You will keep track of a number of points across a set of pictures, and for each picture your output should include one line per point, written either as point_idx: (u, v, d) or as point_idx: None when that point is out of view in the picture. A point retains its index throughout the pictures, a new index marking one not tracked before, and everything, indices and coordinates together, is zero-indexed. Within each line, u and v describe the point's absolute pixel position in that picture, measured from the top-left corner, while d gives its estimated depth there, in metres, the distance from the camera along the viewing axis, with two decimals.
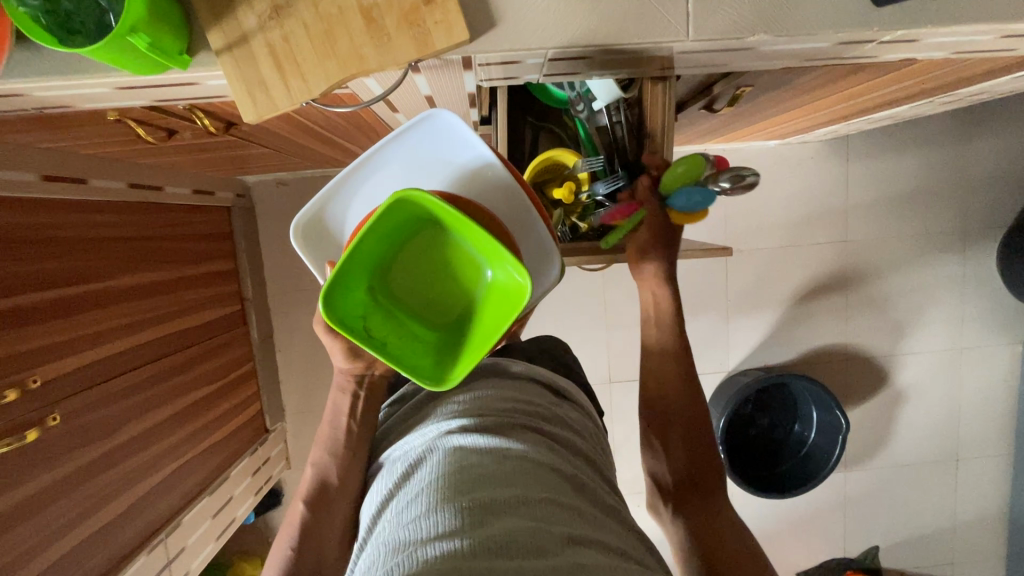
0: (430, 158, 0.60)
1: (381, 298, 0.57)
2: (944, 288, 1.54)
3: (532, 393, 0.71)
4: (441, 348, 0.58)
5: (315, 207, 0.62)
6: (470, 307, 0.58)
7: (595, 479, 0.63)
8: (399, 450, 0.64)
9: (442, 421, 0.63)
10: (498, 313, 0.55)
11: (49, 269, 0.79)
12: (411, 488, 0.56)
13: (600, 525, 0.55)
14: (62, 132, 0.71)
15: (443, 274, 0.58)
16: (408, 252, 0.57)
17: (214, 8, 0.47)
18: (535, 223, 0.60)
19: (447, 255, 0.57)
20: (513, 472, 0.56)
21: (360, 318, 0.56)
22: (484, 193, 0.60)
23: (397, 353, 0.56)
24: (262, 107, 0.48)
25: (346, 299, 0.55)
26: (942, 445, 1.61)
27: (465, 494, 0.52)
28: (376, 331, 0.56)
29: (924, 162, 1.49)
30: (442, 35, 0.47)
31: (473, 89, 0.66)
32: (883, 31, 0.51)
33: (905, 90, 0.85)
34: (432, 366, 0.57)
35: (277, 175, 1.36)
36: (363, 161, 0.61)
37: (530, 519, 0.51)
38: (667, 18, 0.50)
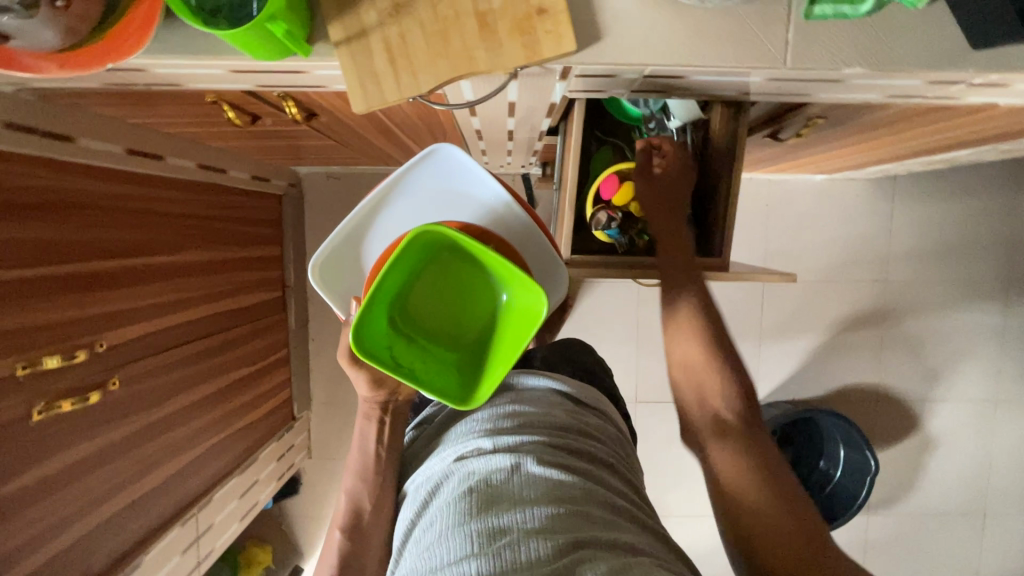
0: (431, 194, 0.63)
1: (403, 326, 0.59)
2: (982, 337, 1.52)
3: (551, 406, 0.71)
4: (465, 368, 0.60)
5: (327, 251, 0.63)
6: (488, 329, 0.60)
7: (609, 483, 0.63)
8: (425, 468, 0.66)
9: (461, 443, 0.64)
10: (519, 332, 0.58)
11: (122, 239, 0.81)
12: (432, 513, 0.59)
13: (615, 528, 0.56)
14: (158, 109, 0.74)
15: (460, 298, 0.60)
16: (428, 282, 0.59)
17: (339, 3, 0.49)
18: (539, 240, 0.63)
19: (466, 282, 0.60)
20: (525, 490, 0.57)
21: (386, 348, 0.57)
22: (493, 216, 0.63)
23: (423, 378, 0.57)
24: (372, 97, 0.50)
25: (372, 331, 0.56)
26: (970, 498, 1.57)
27: (479, 516, 0.54)
28: (403, 359, 0.57)
29: (972, 208, 1.48)
30: (551, 44, 0.49)
31: (557, 99, 0.68)
32: (976, 73, 0.52)
33: (974, 134, 0.85)
34: (456, 388, 0.58)
35: (329, 168, 1.40)
36: (374, 200, 0.63)
37: (545, 536, 0.52)
38: (765, 45, 0.51)
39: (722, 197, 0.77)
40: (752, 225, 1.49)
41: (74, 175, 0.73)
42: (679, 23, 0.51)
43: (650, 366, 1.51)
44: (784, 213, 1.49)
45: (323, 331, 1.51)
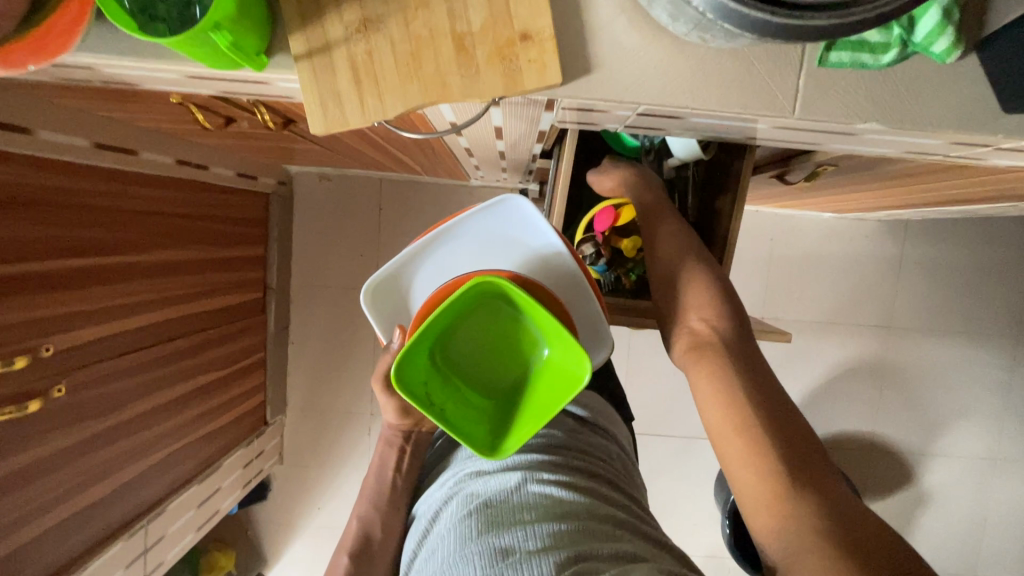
0: (488, 238, 0.64)
1: (442, 365, 0.58)
2: (985, 392, 1.47)
3: (556, 422, 0.70)
4: (494, 418, 0.58)
5: (384, 275, 0.65)
6: (523, 383, 0.59)
7: (613, 498, 0.62)
8: (432, 492, 0.67)
9: (460, 468, 0.66)
10: (554, 393, 0.56)
11: (80, 237, 0.76)
12: (434, 539, 0.59)
13: (622, 539, 0.55)
14: (123, 105, 0.69)
15: (503, 345, 0.59)
16: (472, 325, 0.58)
17: (302, 13, 0.44)
18: (586, 297, 0.62)
19: (509, 330, 0.58)
20: (525, 508, 0.56)
21: (422, 385, 0.56)
22: (546, 267, 0.62)
23: (453, 421, 0.56)
24: (332, 119, 0.46)
25: (412, 365, 0.55)
26: (961, 557, 1.51)
27: (479, 539, 0.54)
28: (436, 399, 0.56)
29: (984, 258, 1.43)
30: (534, 75, 0.44)
31: (547, 127, 0.63)
32: (1004, 137, 0.47)
33: (994, 191, 0.80)
34: (484, 436, 0.57)
35: (322, 169, 1.36)
36: (433, 235, 0.64)
37: (547, 555, 0.51)
38: (773, 91, 0.46)
39: (725, 216, 0.71)
40: (754, 259, 1.44)
41: (32, 169, 0.69)
42: (678, 60, 0.46)
43: (640, 396, 1.46)
44: (788, 248, 1.43)
45: (304, 335, 1.46)
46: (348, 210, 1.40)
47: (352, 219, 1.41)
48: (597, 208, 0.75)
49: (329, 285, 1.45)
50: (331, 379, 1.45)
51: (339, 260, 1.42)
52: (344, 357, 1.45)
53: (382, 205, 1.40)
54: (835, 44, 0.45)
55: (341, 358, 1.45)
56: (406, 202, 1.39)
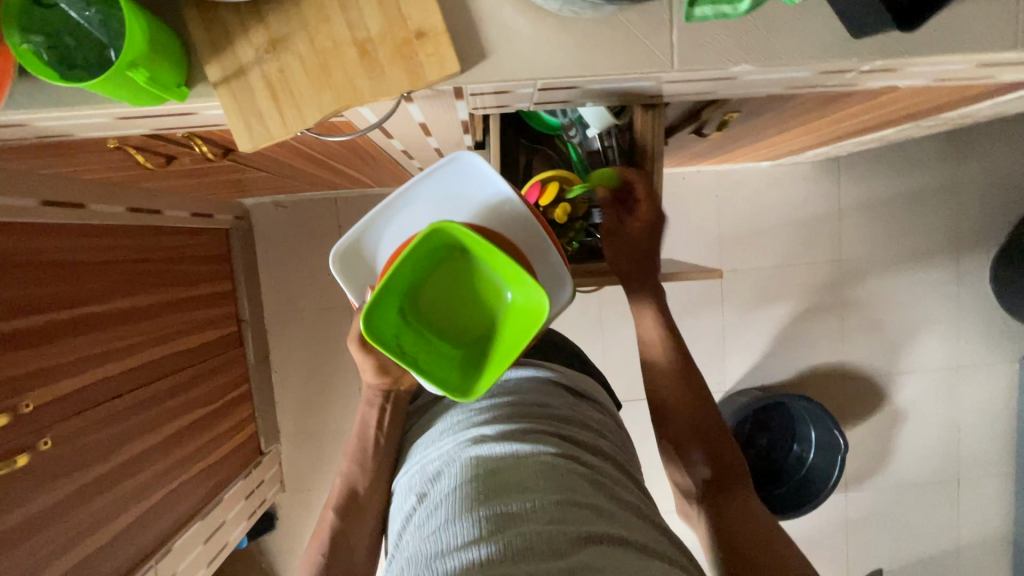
0: (449, 194, 0.69)
1: (410, 317, 0.62)
2: (938, 304, 1.56)
3: (555, 401, 0.76)
4: (466, 359, 0.63)
5: (352, 239, 0.70)
6: (491, 327, 0.64)
7: (615, 476, 0.69)
8: (425, 458, 0.71)
9: (460, 434, 0.69)
10: (518, 331, 0.61)
11: (42, 294, 0.79)
12: (432, 499, 0.62)
13: (621, 521, 0.60)
14: (62, 159, 0.72)
15: (468, 295, 0.64)
16: (438, 279, 0.64)
17: (212, 42, 0.48)
18: (549, 251, 0.67)
19: (472, 281, 0.63)
20: (532, 479, 0.61)
21: (393, 336, 0.61)
22: (501, 217, 0.68)
23: (426, 366, 0.61)
24: (257, 135, 0.50)
25: (381, 317, 0.60)
26: (943, 464, 1.61)
27: (485, 503, 0.57)
28: (408, 347, 0.61)
29: (914, 182, 1.52)
30: (434, 67, 0.49)
31: (466, 116, 0.68)
32: (859, 60, 0.53)
33: (888, 117, 0.87)
34: (457, 379, 0.62)
35: (276, 198, 1.39)
36: (395, 197, 0.69)
37: (547, 522, 0.56)
38: (651, 50, 0.52)
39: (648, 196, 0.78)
40: (704, 217, 1.50)
41: None
42: (562, 35, 0.51)
43: (620, 365, 1.51)
44: (734, 201, 1.50)
45: (286, 362, 1.49)
46: (309, 233, 1.44)
47: (314, 242, 1.44)
48: (527, 187, 0.78)
49: (301, 309, 1.47)
50: (320, 400, 1.48)
51: (308, 283, 1.45)
52: (328, 376, 1.47)
53: (341, 223, 1.43)
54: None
55: (325, 378, 1.47)
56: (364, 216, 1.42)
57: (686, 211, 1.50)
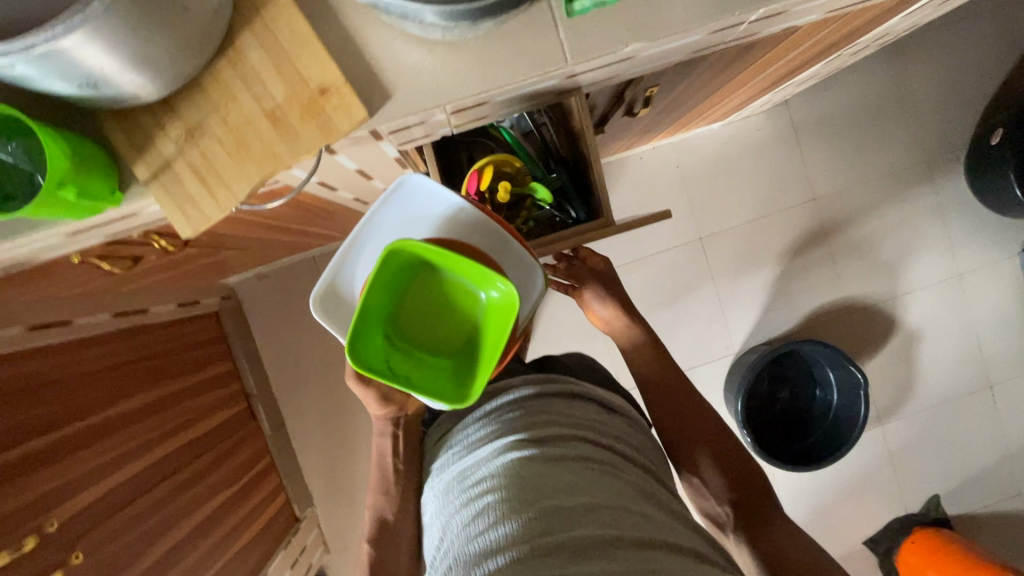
0: (408, 213, 0.71)
1: (396, 341, 0.66)
2: (923, 219, 1.55)
3: (591, 413, 0.78)
4: (457, 368, 0.68)
5: (327, 282, 0.70)
6: (474, 331, 0.68)
7: (658, 487, 0.71)
8: (453, 471, 0.73)
9: (497, 442, 0.70)
10: (498, 327, 0.66)
11: (47, 413, 0.81)
12: (475, 502, 0.64)
13: (668, 526, 0.62)
14: (37, 284, 0.76)
15: (445, 308, 0.68)
16: (413, 297, 0.68)
17: (134, 144, 0.51)
18: (511, 243, 0.69)
19: (445, 293, 0.68)
20: (579, 484, 0.63)
21: (384, 362, 0.65)
22: (459, 224, 0.70)
23: (420, 383, 0.65)
24: (196, 221, 0.52)
25: (368, 348, 0.64)
26: (971, 375, 1.58)
27: (533, 508, 0.59)
28: (400, 370, 0.65)
29: (868, 105, 1.53)
30: (344, 119, 0.51)
31: (396, 154, 0.70)
32: (742, 14, 0.55)
33: (808, 56, 0.89)
34: (453, 389, 0.66)
35: (257, 271, 1.43)
36: (357, 230, 0.71)
37: (598, 526, 0.58)
38: (543, 52, 0.54)
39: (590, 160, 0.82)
40: (671, 190, 1.52)
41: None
42: (457, 58, 0.53)
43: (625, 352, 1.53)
44: (696, 168, 1.52)
45: (302, 426, 1.51)
46: (297, 297, 1.47)
47: (303, 304, 1.48)
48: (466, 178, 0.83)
49: (306, 371, 1.50)
50: (344, 454, 1.50)
51: (306, 344, 1.49)
52: (346, 429, 1.50)
53: None
54: None
55: (344, 432, 1.50)
56: None
57: (652, 189, 1.52)
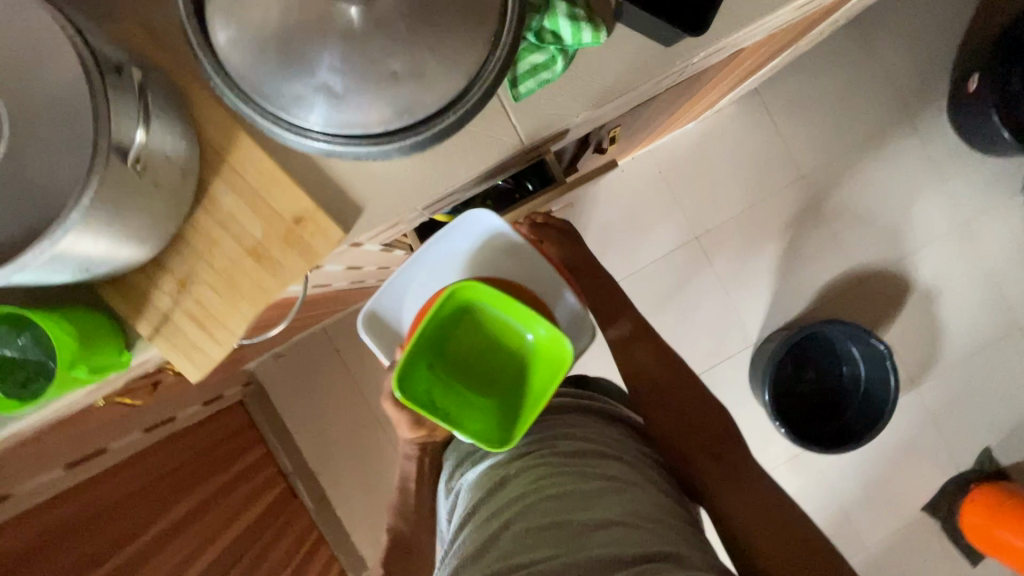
0: (458, 258, 0.86)
1: (440, 373, 0.78)
2: (917, 175, 1.53)
3: (614, 430, 0.82)
4: (501, 402, 0.78)
5: (378, 301, 0.88)
6: (517, 372, 0.79)
7: (673, 494, 0.74)
8: (471, 480, 0.79)
9: (517, 454, 0.75)
10: (544, 369, 0.77)
11: (101, 543, 0.84)
12: (496, 506, 0.70)
13: (679, 531, 0.65)
14: (70, 427, 0.79)
15: (490, 345, 0.81)
16: (460, 334, 0.80)
17: (133, 305, 0.54)
18: (562, 293, 0.87)
19: (491, 333, 0.80)
20: (593, 493, 0.66)
21: (427, 393, 0.76)
22: (509, 269, 0.86)
23: (458, 419, 0.75)
24: (202, 363, 0.55)
25: (415, 378, 0.76)
26: (998, 321, 1.55)
27: (548, 516, 0.64)
28: (441, 403, 0.76)
29: (837, 75, 1.52)
30: (322, 243, 0.54)
31: (379, 246, 0.73)
32: (684, 62, 0.57)
33: (761, 60, 0.90)
34: (495, 430, 0.75)
35: (273, 352, 1.47)
36: (409, 261, 0.86)
37: (609, 533, 0.61)
38: (499, 139, 0.57)
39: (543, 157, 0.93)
40: (659, 195, 1.52)
41: (44, 510, 0.78)
42: (417, 165, 0.55)
43: None
44: (680, 169, 1.53)
45: (343, 493, 1.54)
46: (315, 369, 1.51)
47: (323, 374, 1.51)
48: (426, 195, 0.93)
49: (337, 439, 1.53)
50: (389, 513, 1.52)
51: (333, 413, 1.51)
52: (386, 488, 1.52)
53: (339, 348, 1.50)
54: (518, 78, 0.54)
55: (385, 491, 1.52)
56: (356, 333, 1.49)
57: (640, 198, 1.52)
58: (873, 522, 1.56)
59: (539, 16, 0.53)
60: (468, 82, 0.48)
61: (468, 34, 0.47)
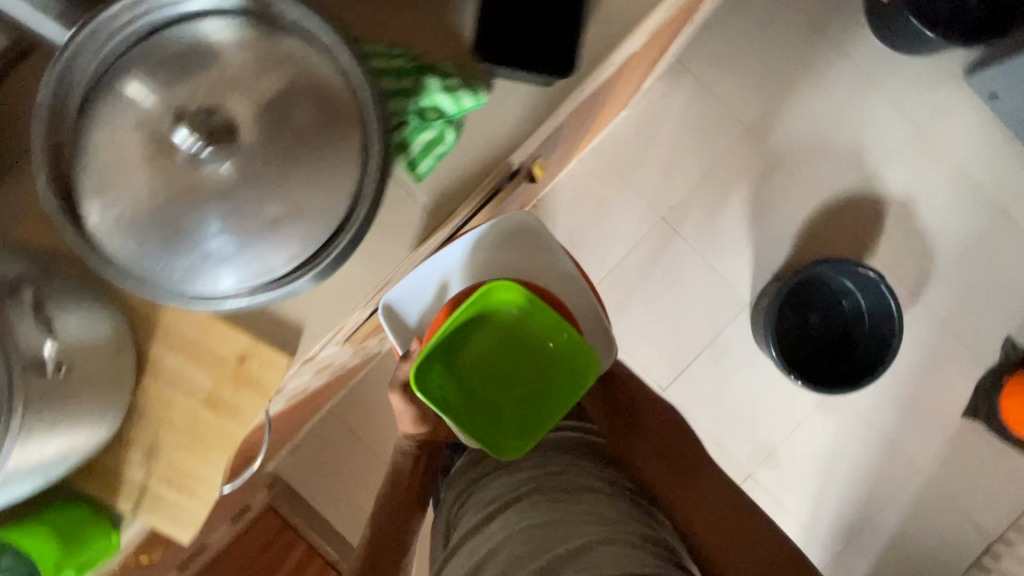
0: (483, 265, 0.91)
1: (457, 375, 0.87)
2: (859, 94, 1.53)
3: (602, 462, 0.83)
4: (516, 410, 0.88)
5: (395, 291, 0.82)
6: (536, 383, 0.89)
7: (656, 519, 0.74)
8: (462, 517, 0.80)
9: (505, 491, 0.77)
10: (562, 383, 0.88)
11: None
12: (484, 541, 0.72)
13: (656, 556, 0.64)
14: None
15: (511, 354, 0.90)
16: (483, 341, 0.89)
17: (110, 485, 0.57)
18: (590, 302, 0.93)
19: (513, 343, 0.90)
20: (573, 524, 0.67)
21: (443, 392, 0.85)
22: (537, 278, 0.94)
23: (470, 421, 0.86)
24: (187, 520, 0.58)
25: (433, 378, 0.85)
26: (981, 211, 1.54)
27: (532, 551, 0.66)
28: (456, 402, 0.86)
29: (750, 20, 1.52)
30: (269, 374, 0.57)
31: (339, 349, 0.75)
32: None
33: (660, 46, 0.91)
34: (504, 434, 0.86)
35: (287, 448, 1.47)
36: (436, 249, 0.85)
37: (586, 563, 0.62)
38: (417, 224, 0.61)
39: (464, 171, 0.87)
40: (615, 187, 1.52)
41: None
42: (344, 272, 0.59)
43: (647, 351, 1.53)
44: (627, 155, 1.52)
45: None
46: (334, 452, 1.50)
47: (342, 455, 1.50)
48: None
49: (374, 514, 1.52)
50: None
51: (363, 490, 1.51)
52: None
53: (350, 425, 1.50)
54: (415, 161, 0.59)
55: None
56: (363, 405, 1.49)
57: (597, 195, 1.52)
58: (919, 443, 1.54)
59: (415, 99, 0.56)
60: (350, 204, 0.52)
61: (333, 163, 0.52)
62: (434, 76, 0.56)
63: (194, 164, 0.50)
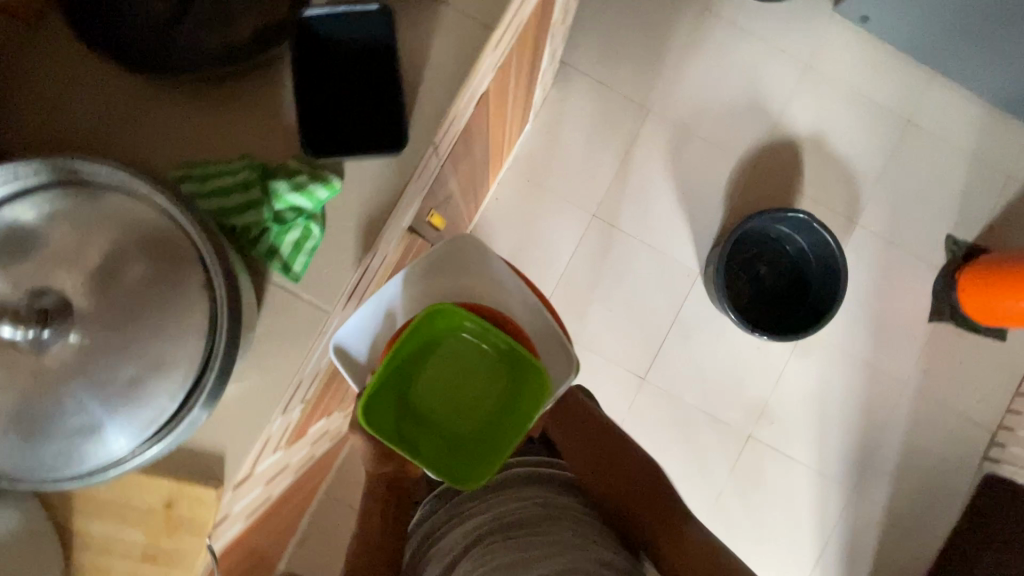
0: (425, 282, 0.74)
1: (410, 406, 0.72)
2: (742, 49, 1.58)
3: (565, 490, 0.87)
4: (476, 440, 0.72)
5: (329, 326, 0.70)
6: (497, 409, 0.73)
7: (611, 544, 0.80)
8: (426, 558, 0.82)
9: (472, 532, 0.79)
10: (524, 408, 0.71)
11: None
12: None
13: None
14: None
15: (470, 376, 0.73)
16: (436, 362, 0.73)
17: None
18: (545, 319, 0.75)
19: (469, 362, 0.73)
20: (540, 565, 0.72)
21: (396, 425, 0.70)
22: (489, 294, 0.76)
23: (427, 454, 0.71)
24: None
25: (381, 411, 0.70)
26: (887, 125, 1.59)
27: None
28: (409, 434, 0.71)
29: (620, 8, 1.57)
30: (199, 512, 0.60)
31: (280, 454, 0.75)
32: None
33: (521, 67, 0.93)
34: (461, 467, 0.71)
35: (293, 542, 1.44)
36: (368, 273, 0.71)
37: None
38: (310, 318, 0.64)
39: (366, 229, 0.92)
40: (539, 198, 1.54)
41: None
42: (249, 388, 0.62)
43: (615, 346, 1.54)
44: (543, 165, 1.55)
45: None
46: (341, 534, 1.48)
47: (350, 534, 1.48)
48: None
49: None
50: None
51: None
52: None
53: (350, 501, 1.48)
54: (288, 263, 0.62)
55: None
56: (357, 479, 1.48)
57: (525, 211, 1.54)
58: (897, 358, 1.57)
59: (268, 205, 0.60)
60: (207, 343, 0.54)
61: (174, 309, 0.54)
62: (280, 179, 0.60)
63: (39, 346, 0.50)
